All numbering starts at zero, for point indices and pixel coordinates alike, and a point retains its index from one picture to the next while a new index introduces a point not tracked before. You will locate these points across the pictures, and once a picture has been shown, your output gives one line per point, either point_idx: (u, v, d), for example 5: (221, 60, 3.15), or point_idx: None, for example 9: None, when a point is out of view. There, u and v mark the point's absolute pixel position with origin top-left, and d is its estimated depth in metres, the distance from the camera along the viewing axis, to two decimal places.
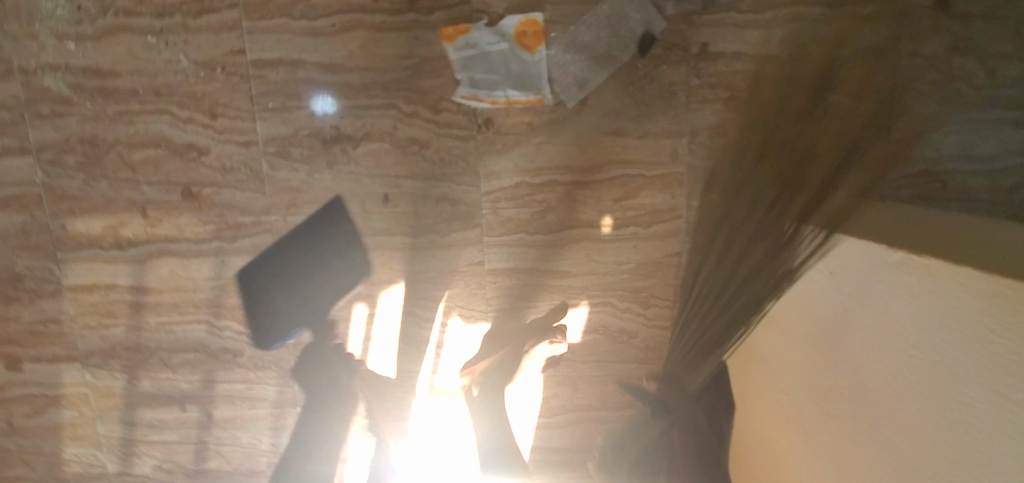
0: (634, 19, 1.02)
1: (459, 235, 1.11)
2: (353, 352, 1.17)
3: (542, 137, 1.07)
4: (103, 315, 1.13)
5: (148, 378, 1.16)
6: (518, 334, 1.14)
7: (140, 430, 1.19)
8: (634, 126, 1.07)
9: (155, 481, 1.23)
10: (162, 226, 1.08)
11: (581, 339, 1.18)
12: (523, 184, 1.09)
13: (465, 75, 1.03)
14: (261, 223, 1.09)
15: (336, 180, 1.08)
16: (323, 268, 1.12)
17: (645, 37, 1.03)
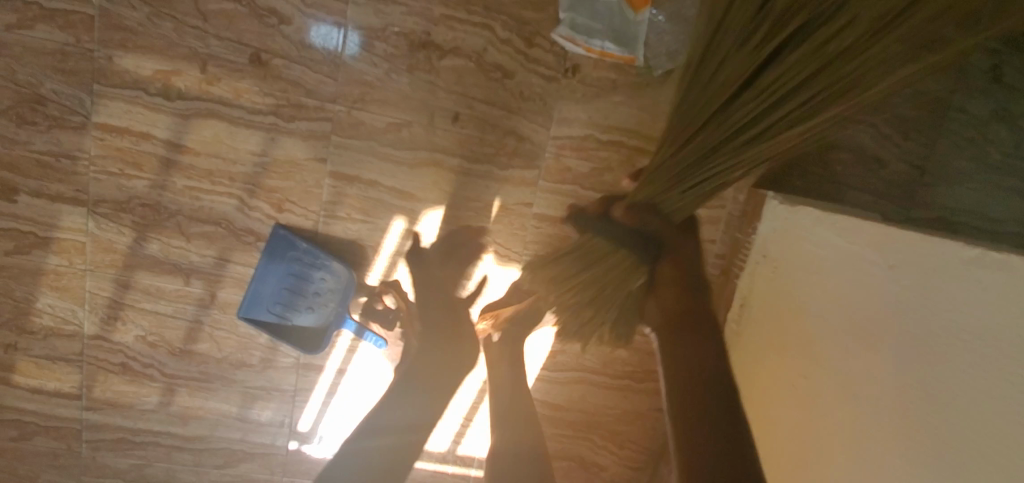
0: None
1: (516, 172, 1.12)
2: (378, 264, 1.15)
3: (620, 98, 1.10)
4: (129, 163, 1.06)
5: (159, 242, 1.09)
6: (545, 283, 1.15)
7: (134, 294, 1.12)
8: None
9: (134, 353, 1.15)
10: (220, 86, 1.03)
11: None
12: (591, 138, 1.12)
13: (568, 16, 1.02)
14: (324, 109, 1.06)
15: (412, 87, 1.06)
16: (374, 171, 1.09)
17: None
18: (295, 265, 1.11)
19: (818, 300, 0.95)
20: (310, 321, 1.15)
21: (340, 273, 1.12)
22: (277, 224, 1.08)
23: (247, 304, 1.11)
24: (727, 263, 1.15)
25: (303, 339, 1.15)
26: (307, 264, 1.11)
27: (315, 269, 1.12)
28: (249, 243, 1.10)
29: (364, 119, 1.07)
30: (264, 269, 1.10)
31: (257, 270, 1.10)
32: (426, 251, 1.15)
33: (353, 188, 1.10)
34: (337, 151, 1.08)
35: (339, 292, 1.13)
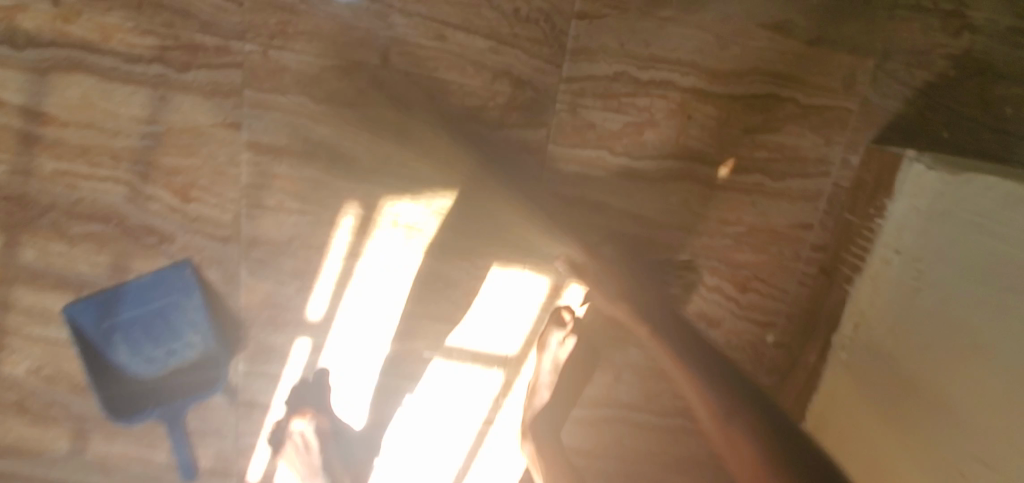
0: None
1: (513, 133, 0.77)
2: (328, 271, 0.82)
3: (669, 12, 0.72)
4: None
5: (34, 246, 0.80)
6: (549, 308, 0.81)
7: (16, 316, 0.84)
8: (806, 25, 0.73)
9: (28, 390, 0.88)
10: (79, 24, 0.71)
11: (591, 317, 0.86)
12: (624, 76, 0.74)
13: None
14: (229, 52, 0.73)
15: (354, 13, 0.72)
16: (308, 140, 0.76)
17: None
18: (173, 313, 0.84)
19: (975, 315, 0.62)
20: (138, 375, 0.86)
21: (212, 356, 0.86)
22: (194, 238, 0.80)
23: (92, 316, 0.83)
24: (829, 258, 0.81)
25: (165, 391, 0.87)
26: (185, 318, 0.84)
27: (188, 330, 0.85)
28: (151, 246, 0.81)
29: (289, 62, 0.73)
30: (138, 294, 0.83)
31: (122, 292, 0.82)
32: (396, 256, 0.82)
33: (282, 165, 0.77)
34: (255, 112, 0.75)
35: (211, 371, 0.87)
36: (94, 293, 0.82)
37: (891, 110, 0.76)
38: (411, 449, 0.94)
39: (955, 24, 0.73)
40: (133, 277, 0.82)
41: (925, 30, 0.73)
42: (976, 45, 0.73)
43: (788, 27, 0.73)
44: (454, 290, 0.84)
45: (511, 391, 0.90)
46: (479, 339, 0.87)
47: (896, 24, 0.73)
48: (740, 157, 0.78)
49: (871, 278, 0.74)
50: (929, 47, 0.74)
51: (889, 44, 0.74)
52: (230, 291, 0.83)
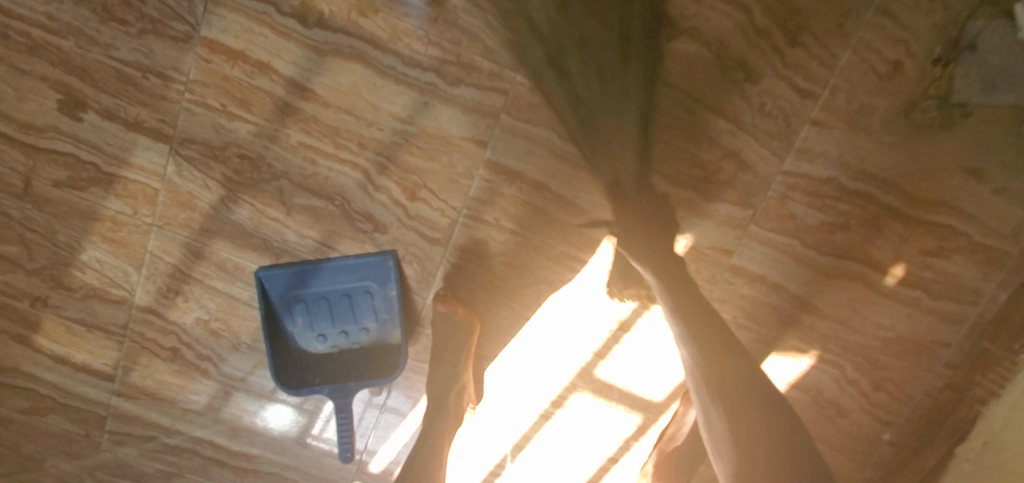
0: None
1: (724, 208, 0.85)
2: (520, 290, 0.89)
3: (890, 138, 0.82)
4: (234, 99, 0.78)
5: (251, 207, 0.83)
6: None
7: (206, 268, 0.86)
8: (999, 175, 0.83)
9: (190, 339, 0.89)
10: (374, 20, 0.75)
11: None
12: (834, 183, 0.83)
13: (852, 35, 0.78)
14: (501, 78, 0.78)
15: (623, 71, 0.78)
16: (542, 171, 0.83)
17: None
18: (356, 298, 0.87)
19: None
20: (309, 349, 0.89)
21: (382, 344, 0.90)
22: (404, 233, 0.84)
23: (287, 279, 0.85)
24: (958, 376, 0.91)
25: (326, 369, 0.89)
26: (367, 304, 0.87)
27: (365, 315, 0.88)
28: (364, 232, 0.84)
29: (549, 100, 0.79)
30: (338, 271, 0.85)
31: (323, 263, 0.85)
32: (582, 293, 0.89)
33: (512, 187, 0.83)
34: (504, 136, 0.81)
35: (376, 358, 0.90)
36: (293, 262, 0.85)
37: None
38: (536, 465, 1.00)
39: None
40: (335, 256, 0.85)
41: None
42: None
43: (981, 174, 0.83)
44: (622, 332, 0.91)
45: (643, 435, 0.97)
46: (630, 380, 0.94)
47: None
48: (908, 271, 0.88)
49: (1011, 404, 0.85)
50: None
51: None
52: (421, 288, 0.88)
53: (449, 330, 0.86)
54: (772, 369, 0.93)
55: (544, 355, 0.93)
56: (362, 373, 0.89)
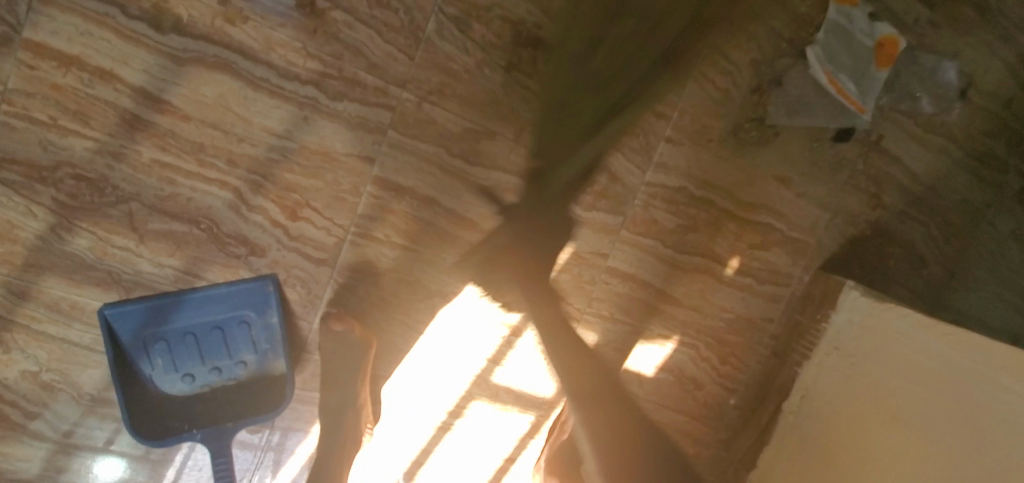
0: (831, 107, 1.00)
1: (598, 216, 0.94)
2: (415, 306, 0.89)
3: (724, 152, 0.98)
4: (68, 111, 0.67)
5: (91, 235, 0.71)
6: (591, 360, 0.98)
7: (33, 309, 0.72)
8: (799, 182, 1.05)
9: (12, 395, 0.74)
10: (243, 29, 0.70)
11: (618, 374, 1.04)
12: (685, 191, 0.97)
13: (692, 67, 0.92)
14: (386, 94, 0.78)
15: (505, 91, 0.83)
16: (432, 186, 0.83)
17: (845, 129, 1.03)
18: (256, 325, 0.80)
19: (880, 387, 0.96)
20: (175, 390, 0.79)
21: (263, 378, 0.82)
22: (284, 257, 0.78)
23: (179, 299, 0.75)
24: (780, 345, 1.12)
25: (195, 413, 0.79)
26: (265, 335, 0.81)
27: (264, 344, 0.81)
28: (237, 257, 0.77)
29: (436, 117, 0.81)
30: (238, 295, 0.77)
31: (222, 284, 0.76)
32: (474, 303, 0.91)
33: (403, 203, 0.83)
34: (392, 152, 0.80)
35: (255, 394, 0.82)
36: (148, 296, 0.74)
37: (831, 249, 1.11)
38: (438, 476, 1.01)
39: (873, 204, 1.12)
40: (203, 285, 0.76)
41: (858, 202, 1.10)
42: (881, 217, 1.13)
43: (788, 181, 1.04)
44: (514, 337, 0.95)
45: (538, 432, 1.02)
46: (525, 382, 0.99)
47: (845, 195, 1.09)
48: (742, 263, 1.05)
49: (820, 369, 1.05)
50: (859, 214, 1.11)
51: (839, 208, 1.09)
52: (306, 312, 0.83)
53: (337, 350, 0.82)
54: (639, 355, 1.04)
55: (443, 367, 0.94)
56: (238, 412, 0.81)
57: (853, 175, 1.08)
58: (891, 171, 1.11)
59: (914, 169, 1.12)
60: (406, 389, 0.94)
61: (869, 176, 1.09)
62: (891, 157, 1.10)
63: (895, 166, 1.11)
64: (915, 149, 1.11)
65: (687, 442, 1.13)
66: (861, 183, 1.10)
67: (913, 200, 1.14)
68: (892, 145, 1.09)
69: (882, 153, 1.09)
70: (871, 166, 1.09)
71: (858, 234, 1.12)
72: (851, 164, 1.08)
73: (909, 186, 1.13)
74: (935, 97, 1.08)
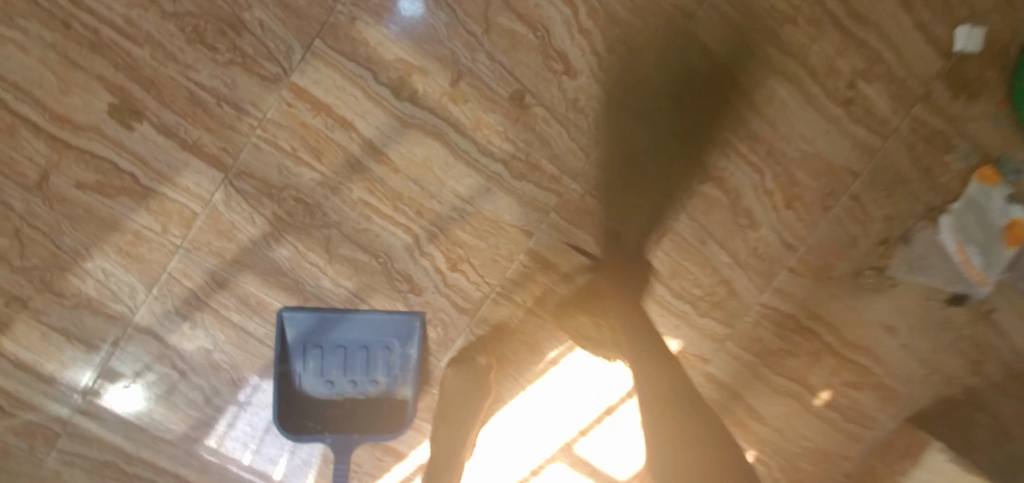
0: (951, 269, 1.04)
1: (710, 324, 1.00)
2: (529, 364, 0.96)
3: (839, 291, 1.03)
4: (306, 147, 0.79)
5: (292, 248, 0.83)
6: None
7: (226, 299, 0.83)
8: (904, 334, 1.08)
9: (185, 365, 0.85)
10: (462, 108, 0.82)
11: None
12: (795, 319, 1.03)
13: (829, 209, 0.99)
14: (558, 182, 0.88)
15: (659, 199, 0.92)
16: (574, 266, 0.92)
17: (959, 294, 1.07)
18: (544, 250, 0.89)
19: None
20: (315, 393, 0.89)
21: (387, 400, 0.91)
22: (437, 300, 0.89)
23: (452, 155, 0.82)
24: None
25: (326, 417, 0.89)
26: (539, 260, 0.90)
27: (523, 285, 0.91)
28: (398, 291, 0.88)
29: (594, 209, 0.90)
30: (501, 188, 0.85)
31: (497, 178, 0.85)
32: (546, 397, 0.98)
33: (545, 276, 0.92)
34: (548, 231, 0.90)
35: (377, 413, 0.91)
36: (320, 308, 0.86)
37: (920, 404, 1.13)
38: None
39: (972, 370, 1.13)
40: (365, 309, 0.87)
41: (957, 365, 1.12)
42: (979, 386, 1.13)
43: (893, 331, 1.07)
44: (581, 435, 1.00)
45: None
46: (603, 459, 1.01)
47: (945, 355, 1.11)
48: (832, 397, 1.09)
49: None
50: (956, 376, 1.13)
51: (937, 366, 1.11)
52: (438, 351, 0.92)
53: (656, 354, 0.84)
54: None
55: (537, 427, 0.99)
56: (360, 425, 0.89)
57: (957, 337, 1.11)
58: (997, 343, 1.12)
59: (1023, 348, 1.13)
60: (480, 459, 1.00)
61: (973, 342, 1.11)
62: (1001, 330, 1.11)
63: (1003, 340, 1.12)
64: None
65: None
66: (964, 347, 1.12)
67: (1012, 375, 1.14)
68: (1005, 319, 1.11)
69: (992, 324, 1.11)
70: (978, 333, 1.11)
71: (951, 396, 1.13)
72: (957, 327, 1.10)
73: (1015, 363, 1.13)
74: None
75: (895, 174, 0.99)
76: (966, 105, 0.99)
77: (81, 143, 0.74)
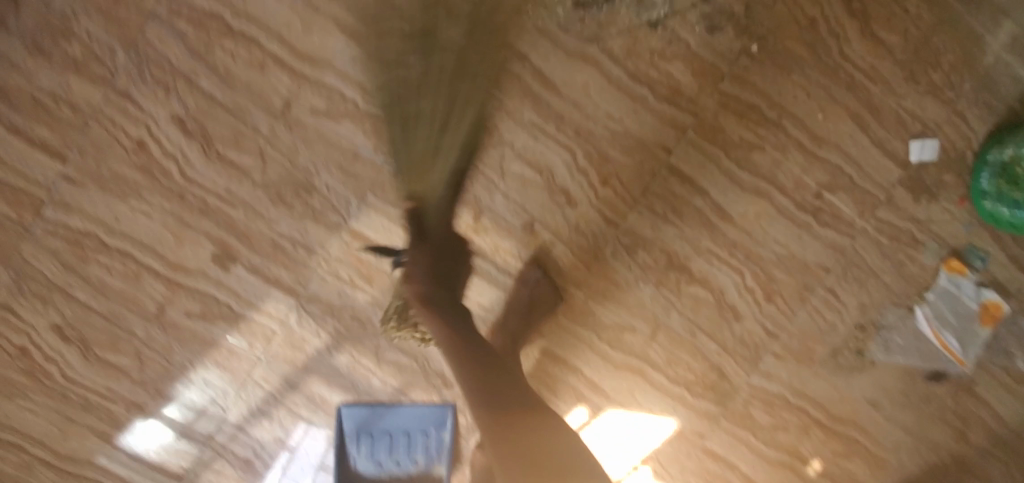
0: (927, 350, 1.17)
1: (704, 404, 1.14)
2: None
3: (822, 371, 1.16)
4: (361, 275, 0.99)
5: (348, 354, 1.02)
6: None
7: (297, 397, 1.03)
8: (887, 407, 1.20)
9: (264, 452, 1.04)
10: (482, 238, 1.01)
11: None
12: (783, 397, 1.16)
13: (808, 300, 1.12)
14: (565, 290, 1.06)
15: (652, 300, 1.08)
16: (580, 359, 1.10)
17: (937, 371, 1.19)
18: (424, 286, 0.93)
19: None
20: (366, 471, 1.07)
21: (426, 475, 1.09)
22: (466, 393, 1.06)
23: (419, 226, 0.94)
24: None
25: None
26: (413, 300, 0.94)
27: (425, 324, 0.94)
28: (434, 385, 1.05)
29: (596, 311, 1.07)
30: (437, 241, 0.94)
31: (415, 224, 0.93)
32: None
33: (556, 368, 1.10)
34: (557, 331, 1.08)
35: None
36: (371, 402, 1.04)
37: (907, 468, 1.24)
38: None
39: (958, 438, 1.23)
40: (406, 401, 1.05)
41: (942, 434, 1.22)
42: (964, 452, 1.23)
43: (875, 405, 1.19)
44: None
45: None
46: None
47: (929, 424, 1.22)
48: (822, 464, 1.21)
49: None
50: (942, 443, 1.23)
51: (921, 434, 1.22)
52: (468, 434, 1.09)
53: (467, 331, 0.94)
54: None
55: None
56: None
57: (940, 407, 1.21)
58: (981, 413, 1.22)
59: (1007, 418, 1.22)
60: None
61: (957, 412, 1.21)
62: (983, 400, 1.21)
63: (986, 411, 1.21)
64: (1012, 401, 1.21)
65: None
66: (948, 417, 1.22)
67: (996, 440, 1.23)
68: (986, 392, 1.21)
69: (974, 396, 1.21)
70: (962, 404, 1.21)
71: (937, 461, 1.24)
72: (940, 399, 1.21)
73: (999, 431, 1.23)
74: None
75: (866, 268, 1.12)
76: (930, 205, 1.11)
77: (190, 282, 0.95)
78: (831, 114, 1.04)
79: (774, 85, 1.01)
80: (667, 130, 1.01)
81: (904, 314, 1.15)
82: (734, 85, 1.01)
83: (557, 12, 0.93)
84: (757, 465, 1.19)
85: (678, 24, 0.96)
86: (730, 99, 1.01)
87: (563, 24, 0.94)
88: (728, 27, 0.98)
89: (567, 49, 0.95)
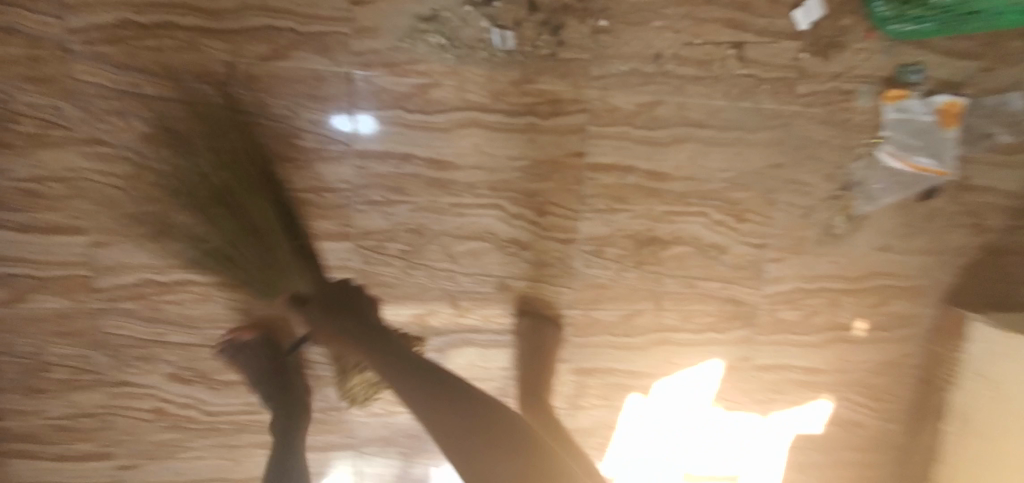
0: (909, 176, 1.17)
1: (736, 333, 1.19)
2: (620, 435, 1.22)
3: (823, 248, 1.18)
4: (391, 402, 1.07)
5: (421, 465, 1.11)
6: (757, 433, 1.26)
7: None
8: (900, 244, 1.21)
9: None
10: (470, 317, 1.07)
11: (787, 439, 1.28)
12: (800, 288, 1.19)
13: (777, 199, 1.14)
14: (563, 316, 1.11)
15: (640, 279, 1.12)
16: (609, 360, 1.16)
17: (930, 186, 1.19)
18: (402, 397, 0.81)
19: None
20: None
21: None
22: None
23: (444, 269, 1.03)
24: (925, 372, 1.29)
25: None
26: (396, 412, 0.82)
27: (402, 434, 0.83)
28: None
29: (598, 316, 1.12)
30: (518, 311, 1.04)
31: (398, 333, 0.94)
32: (646, 448, 1.24)
33: (595, 378, 1.16)
34: (579, 349, 1.14)
35: None
36: None
37: (947, 280, 1.25)
38: None
39: (979, 231, 1.24)
40: None
41: (962, 235, 1.23)
42: (991, 239, 1.24)
43: (889, 248, 1.21)
44: (690, 459, 1.26)
45: None
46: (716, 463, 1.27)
47: (947, 234, 1.23)
48: (868, 321, 1.24)
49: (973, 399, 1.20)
50: (967, 244, 1.24)
51: (945, 247, 1.23)
52: None
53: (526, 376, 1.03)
54: (786, 421, 1.27)
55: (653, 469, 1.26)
56: None
57: (949, 214, 1.22)
58: (988, 199, 1.22)
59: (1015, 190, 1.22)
60: None
61: (966, 210, 1.22)
62: (984, 187, 1.21)
63: (991, 195, 1.22)
64: (1010, 173, 1.21)
65: (865, 470, 1.34)
66: (961, 218, 1.22)
67: (1014, 213, 1.23)
68: (982, 178, 1.21)
69: (973, 189, 1.21)
70: (966, 201, 1.21)
71: (972, 260, 1.25)
72: (944, 208, 1.21)
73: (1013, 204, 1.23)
74: (1014, 127, 1.18)
75: (814, 142, 1.13)
76: (842, 55, 1.10)
77: None
78: (705, 34, 1.03)
79: (639, 41, 1.01)
80: (570, 136, 1.02)
81: (870, 159, 1.16)
82: (605, 63, 1.01)
83: (415, 102, 0.96)
84: (811, 354, 1.23)
85: (522, 46, 0.97)
86: (608, 78, 1.02)
87: (425, 109, 0.96)
88: (568, 20, 0.98)
89: (443, 126, 0.97)
